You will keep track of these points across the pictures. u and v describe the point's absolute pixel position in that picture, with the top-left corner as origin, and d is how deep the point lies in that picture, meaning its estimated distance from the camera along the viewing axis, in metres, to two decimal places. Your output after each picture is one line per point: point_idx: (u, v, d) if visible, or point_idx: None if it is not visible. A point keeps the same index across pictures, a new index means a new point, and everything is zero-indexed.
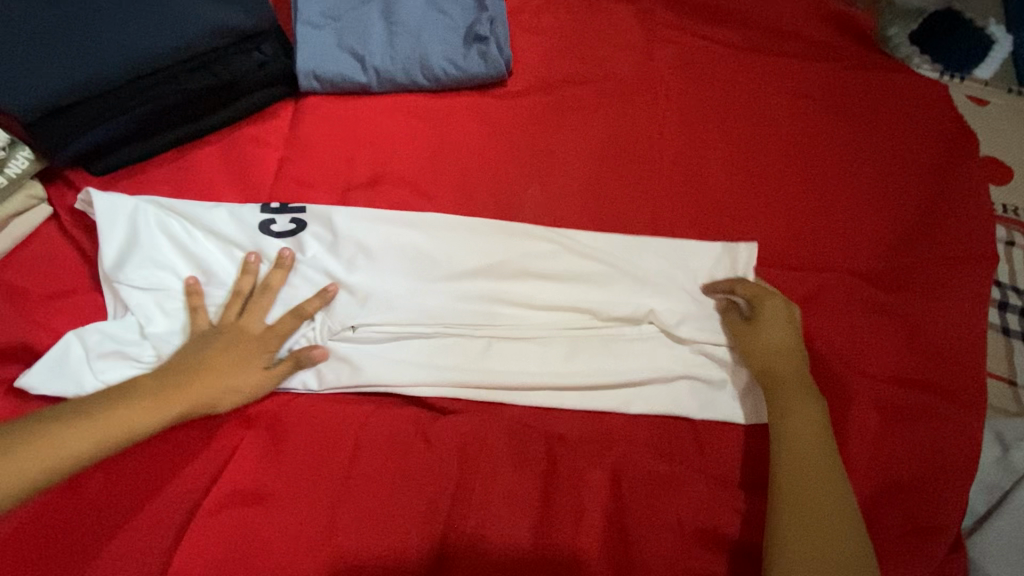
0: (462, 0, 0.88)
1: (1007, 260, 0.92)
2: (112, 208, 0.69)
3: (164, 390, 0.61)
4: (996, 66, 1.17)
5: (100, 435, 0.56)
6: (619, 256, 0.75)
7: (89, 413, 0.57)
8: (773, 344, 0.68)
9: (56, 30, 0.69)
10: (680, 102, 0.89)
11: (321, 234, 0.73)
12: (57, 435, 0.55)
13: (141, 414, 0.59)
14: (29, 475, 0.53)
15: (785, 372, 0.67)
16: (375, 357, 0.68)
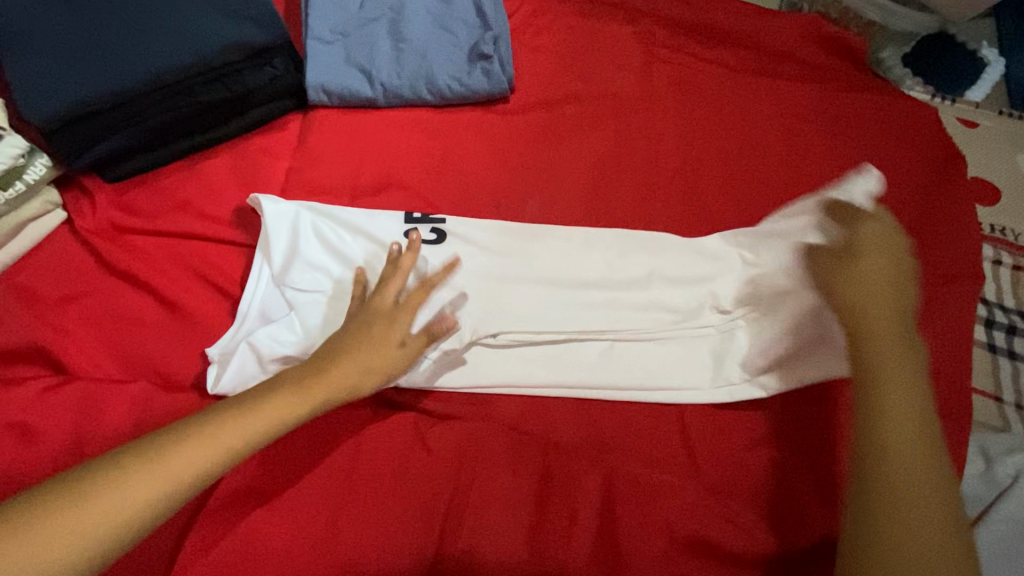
0: (468, 19, 0.91)
1: (994, 278, 0.94)
2: (278, 217, 0.74)
3: (310, 378, 0.59)
4: (987, 89, 1.20)
5: (266, 422, 0.54)
6: (627, 257, 0.79)
7: (242, 409, 0.54)
8: (867, 281, 0.59)
9: (77, 44, 0.71)
10: (680, 120, 0.92)
11: (457, 245, 0.78)
12: (215, 434, 0.52)
13: (295, 402, 0.56)
14: (190, 480, 0.50)
15: (874, 313, 0.57)
16: (454, 370, 0.72)
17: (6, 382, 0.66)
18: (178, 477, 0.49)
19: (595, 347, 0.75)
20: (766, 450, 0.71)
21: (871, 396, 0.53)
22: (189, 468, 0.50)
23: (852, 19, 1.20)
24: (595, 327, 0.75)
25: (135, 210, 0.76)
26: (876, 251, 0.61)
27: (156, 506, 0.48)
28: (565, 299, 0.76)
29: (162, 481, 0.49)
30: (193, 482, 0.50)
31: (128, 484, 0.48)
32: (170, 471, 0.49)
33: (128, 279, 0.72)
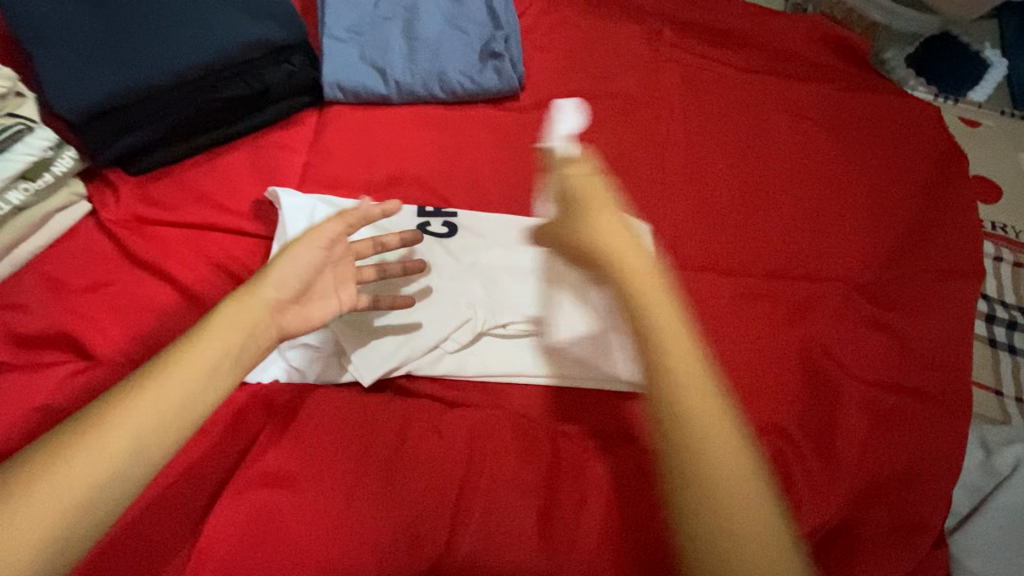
0: (479, 19, 0.93)
1: (995, 275, 0.96)
2: (295, 209, 0.76)
3: (214, 334, 0.53)
4: (989, 89, 1.21)
5: (187, 376, 0.50)
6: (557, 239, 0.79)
7: (148, 385, 0.49)
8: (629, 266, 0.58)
9: (105, 41, 0.74)
10: (684, 118, 0.94)
11: (465, 238, 0.81)
12: (124, 419, 0.47)
13: (204, 364, 0.51)
14: (115, 469, 0.45)
15: (645, 288, 0.56)
16: (461, 358, 0.75)
17: (33, 367, 0.68)
18: (98, 471, 0.45)
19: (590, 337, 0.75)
20: (770, 439, 0.72)
21: (663, 394, 0.50)
22: (106, 459, 0.45)
23: (857, 19, 1.21)
24: (587, 318, 0.75)
25: (157, 202, 0.79)
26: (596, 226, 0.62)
27: (90, 508, 0.44)
28: (562, 291, 0.77)
29: (79, 480, 0.44)
30: (119, 472, 0.45)
31: (41, 494, 0.43)
32: (85, 469, 0.44)
33: (150, 269, 0.75)
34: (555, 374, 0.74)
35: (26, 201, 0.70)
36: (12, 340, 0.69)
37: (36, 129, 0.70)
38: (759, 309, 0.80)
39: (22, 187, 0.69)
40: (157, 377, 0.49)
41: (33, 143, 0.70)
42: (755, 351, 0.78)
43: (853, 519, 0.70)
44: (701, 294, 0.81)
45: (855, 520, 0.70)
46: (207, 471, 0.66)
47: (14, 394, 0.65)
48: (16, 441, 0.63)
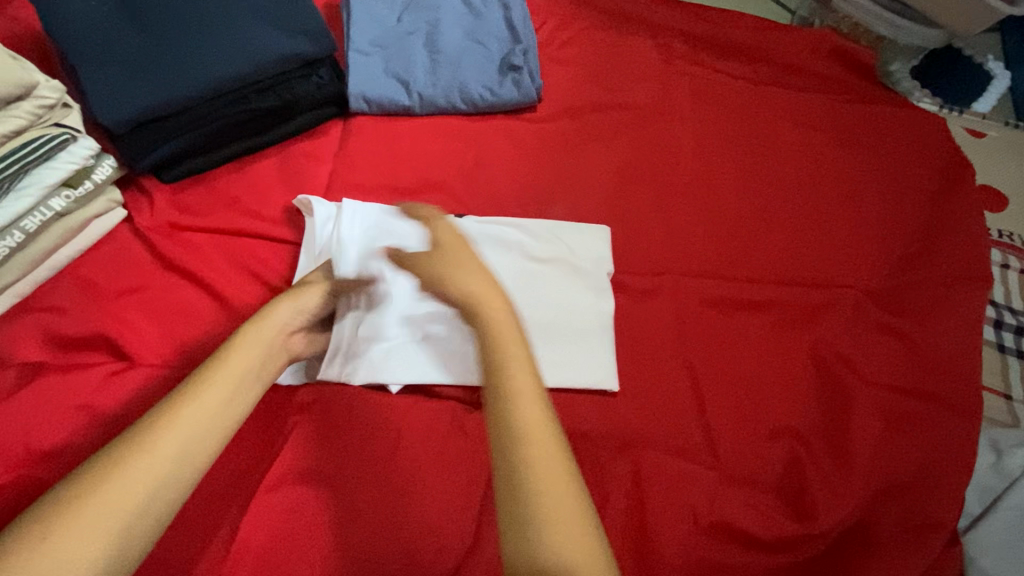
0: (498, 33, 0.97)
1: (1003, 282, 0.98)
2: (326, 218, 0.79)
3: (238, 355, 0.59)
4: (993, 101, 1.24)
5: (221, 391, 0.55)
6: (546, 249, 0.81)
7: (183, 403, 0.52)
8: (478, 305, 0.57)
9: (146, 55, 0.77)
10: (696, 130, 0.96)
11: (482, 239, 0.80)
12: (168, 434, 0.50)
13: (234, 379, 0.57)
14: (164, 480, 0.47)
15: (496, 334, 0.55)
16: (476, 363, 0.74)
17: (72, 366, 0.70)
18: (147, 484, 0.47)
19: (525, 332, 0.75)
20: (784, 441, 0.75)
21: (501, 431, 0.49)
22: (154, 472, 0.47)
23: (862, 33, 1.24)
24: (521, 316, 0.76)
25: (190, 209, 0.81)
26: (462, 272, 0.60)
27: (141, 522, 0.46)
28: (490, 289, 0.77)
29: (131, 496, 0.46)
30: (168, 484, 0.48)
31: (94, 512, 0.44)
32: (135, 484, 0.46)
33: (184, 272, 0.77)
34: (563, 377, 0.74)
35: (68, 207, 0.74)
36: (53, 340, 0.72)
37: (80, 139, 0.73)
38: (772, 314, 0.83)
39: (64, 194, 0.73)
40: (194, 392, 0.53)
41: (76, 151, 0.73)
42: (768, 355, 0.80)
43: (869, 520, 0.72)
44: (715, 299, 0.83)
45: (869, 520, 0.72)
46: (243, 469, 0.68)
47: (57, 392, 0.68)
48: (60, 437, 0.65)
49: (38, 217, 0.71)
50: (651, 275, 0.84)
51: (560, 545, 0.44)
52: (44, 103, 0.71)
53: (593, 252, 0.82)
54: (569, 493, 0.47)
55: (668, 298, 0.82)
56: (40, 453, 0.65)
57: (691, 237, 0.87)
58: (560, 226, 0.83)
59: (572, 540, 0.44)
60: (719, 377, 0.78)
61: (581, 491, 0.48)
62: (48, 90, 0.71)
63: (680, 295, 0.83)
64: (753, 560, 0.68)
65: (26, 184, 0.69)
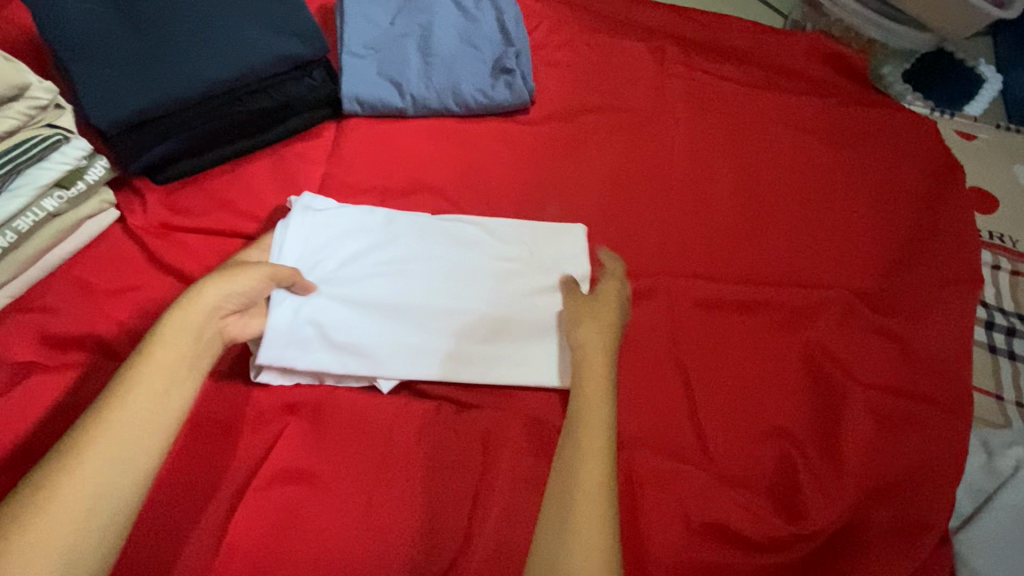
0: (491, 36, 0.97)
1: (993, 283, 0.98)
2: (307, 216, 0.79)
3: (165, 346, 0.56)
4: (984, 104, 1.25)
5: (155, 387, 0.54)
6: (527, 249, 0.82)
7: (113, 411, 0.51)
8: (588, 345, 0.70)
9: (139, 56, 0.77)
10: (688, 132, 0.97)
11: (460, 239, 0.82)
12: (94, 445, 0.49)
13: (158, 379, 0.54)
14: (102, 489, 0.48)
15: (589, 367, 0.68)
16: (461, 361, 0.74)
17: (62, 366, 0.70)
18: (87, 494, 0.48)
19: (472, 331, 0.76)
20: (774, 442, 0.75)
21: (568, 432, 0.63)
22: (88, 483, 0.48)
23: (854, 37, 1.23)
24: (469, 316, 0.77)
25: (182, 209, 0.82)
26: (586, 330, 0.72)
27: (84, 530, 0.47)
28: (437, 289, 0.78)
29: (71, 506, 0.47)
30: (106, 490, 0.48)
31: (51, 522, 0.46)
32: (73, 494, 0.47)
33: (175, 272, 0.77)
34: (549, 375, 0.75)
35: (60, 208, 0.74)
36: (43, 340, 0.72)
37: (73, 140, 0.74)
38: (763, 315, 0.83)
39: (57, 194, 0.73)
40: (118, 396, 0.52)
41: (69, 152, 0.73)
42: (759, 357, 0.80)
43: (861, 520, 0.72)
44: (706, 299, 0.83)
45: (860, 520, 0.72)
46: (229, 470, 0.67)
47: (47, 392, 0.68)
48: (50, 436, 0.66)
49: (31, 217, 0.71)
50: (643, 276, 0.84)
51: (578, 552, 0.53)
52: (37, 103, 0.71)
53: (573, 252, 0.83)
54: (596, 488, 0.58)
55: (659, 298, 0.83)
56: (29, 453, 0.65)
57: (682, 238, 0.88)
58: (540, 225, 0.84)
59: (581, 518, 0.55)
60: (709, 377, 0.78)
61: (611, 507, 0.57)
62: (41, 91, 0.72)
63: (671, 295, 0.83)
64: (744, 561, 0.68)
65: (19, 185, 0.70)
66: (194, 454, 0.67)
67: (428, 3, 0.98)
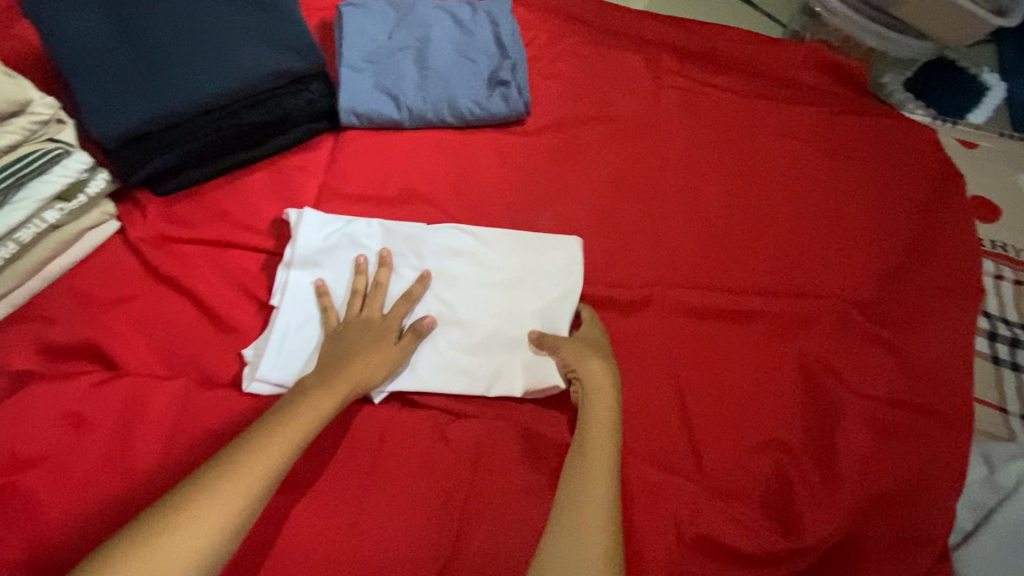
0: (487, 49, 0.98)
1: (996, 293, 0.97)
2: (307, 226, 0.80)
3: (326, 389, 0.65)
4: (987, 112, 1.24)
5: (307, 422, 0.61)
6: (517, 260, 0.82)
7: (268, 433, 0.59)
8: (595, 380, 0.70)
9: (139, 72, 0.79)
10: (683, 142, 0.97)
11: (455, 251, 0.82)
12: (229, 478, 0.55)
13: (313, 414, 0.62)
14: (228, 525, 0.53)
15: (597, 404, 0.68)
16: (449, 375, 0.75)
17: (60, 376, 0.71)
18: (214, 523, 0.52)
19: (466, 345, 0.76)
20: (770, 455, 0.74)
21: (578, 468, 0.63)
22: (215, 513, 0.53)
23: (853, 47, 1.23)
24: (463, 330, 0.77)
25: (181, 221, 0.83)
26: (585, 356, 0.72)
27: (206, 557, 0.51)
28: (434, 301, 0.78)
29: (224, 507, 0.53)
30: (233, 524, 0.53)
31: (197, 519, 0.52)
32: (222, 507, 0.53)
33: (172, 283, 0.79)
34: (532, 384, 0.74)
35: (61, 219, 0.75)
36: (43, 350, 0.73)
37: (73, 153, 0.76)
38: (759, 326, 0.82)
39: (58, 207, 0.75)
40: (277, 422, 0.60)
41: (70, 165, 0.74)
42: (755, 369, 0.79)
43: (858, 535, 0.71)
44: (700, 309, 0.83)
45: (858, 534, 0.71)
46: None
47: (44, 401, 0.69)
48: (46, 445, 0.66)
49: (33, 228, 0.73)
50: (637, 286, 0.84)
51: None
52: (38, 118, 0.74)
53: (560, 261, 0.82)
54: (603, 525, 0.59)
55: (652, 309, 0.83)
56: (26, 463, 0.66)
57: (675, 249, 0.87)
58: (532, 235, 0.83)
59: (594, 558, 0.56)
60: (704, 388, 0.78)
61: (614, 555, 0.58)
62: (42, 106, 0.74)
63: (664, 306, 0.83)
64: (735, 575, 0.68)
65: (21, 197, 0.71)
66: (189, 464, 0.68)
67: (425, 17, 0.99)
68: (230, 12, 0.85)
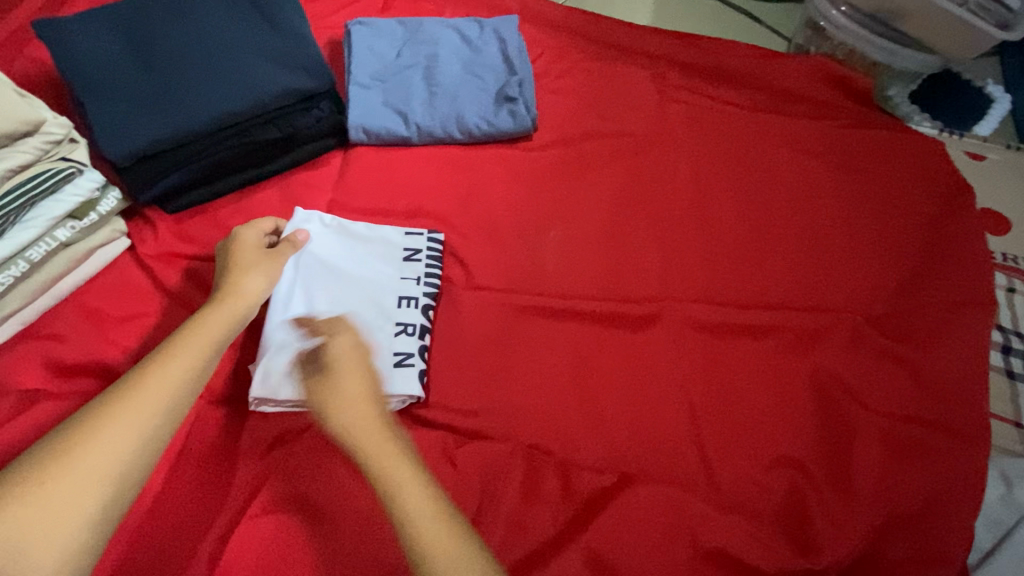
0: (494, 65, 0.99)
1: (1008, 306, 0.96)
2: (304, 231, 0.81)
3: (217, 315, 0.66)
4: (995, 123, 1.23)
5: (203, 345, 0.62)
6: (419, 262, 0.82)
7: (162, 361, 0.59)
8: (359, 415, 0.61)
9: (151, 93, 0.80)
10: (690, 157, 0.97)
11: (406, 259, 0.82)
12: (126, 412, 0.54)
13: (210, 336, 0.63)
14: (138, 445, 0.54)
15: (369, 437, 0.59)
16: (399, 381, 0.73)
17: (69, 394, 0.71)
18: (119, 456, 0.52)
19: (383, 344, 0.75)
20: (784, 472, 0.73)
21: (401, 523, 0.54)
22: (119, 446, 0.53)
23: (858, 60, 1.24)
24: (381, 328, 0.76)
25: (190, 238, 0.84)
26: (343, 389, 0.63)
27: (117, 479, 0.52)
28: (362, 295, 0.79)
29: (129, 432, 0.54)
30: (141, 446, 0.54)
31: (99, 449, 0.52)
32: (125, 433, 0.54)
33: (181, 300, 0.79)
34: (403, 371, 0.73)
35: (73, 237, 0.76)
36: (51, 368, 0.73)
37: (85, 171, 0.76)
38: (769, 341, 0.82)
39: (69, 225, 0.75)
40: (170, 350, 0.60)
41: (82, 184, 0.75)
42: (767, 385, 0.78)
43: (874, 554, 0.70)
44: (709, 324, 0.82)
45: (875, 552, 0.70)
46: (230, 495, 0.68)
47: (56, 419, 0.69)
48: None
49: (43, 247, 0.73)
50: (647, 302, 0.83)
51: None
52: (51, 138, 0.73)
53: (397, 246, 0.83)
54: (450, 529, 0.53)
55: (663, 324, 0.82)
56: None
57: (683, 264, 0.87)
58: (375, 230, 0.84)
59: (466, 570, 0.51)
60: (714, 405, 0.77)
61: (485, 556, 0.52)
62: (55, 126, 0.74)
63: (675, 321, 0.82)
64: None
65: (32, 216, 0.71)
66: (198, 482, 0.69)
67: (432, 35, 1.00)
68: (241, 33, 0.86)
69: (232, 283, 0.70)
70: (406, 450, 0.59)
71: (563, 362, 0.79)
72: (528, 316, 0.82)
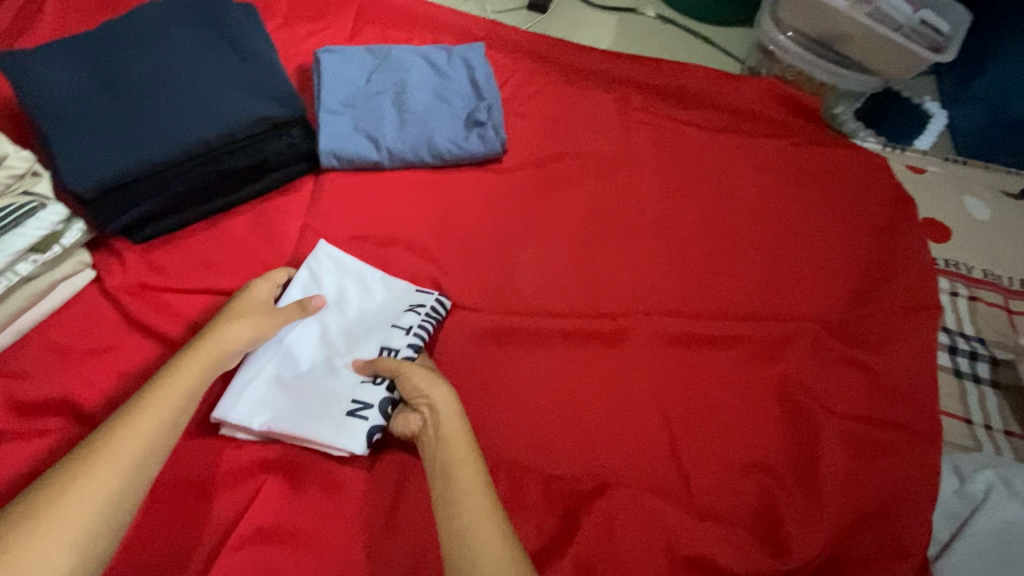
0: (463, 91, 1.01)
1: (953, 309, 1.03)
2: (319, 265, 0.83)
3: (194, 359, 0.66)
4: (932, 138, 1.35)
5: (183, 388, 0.63)
6: (413, 316, 0.79)
7: (142, 406, 0.60)
8: (443, 401, 0.68)
9: (117, 124, 0.79)
10: (653, 176, 1.01)
11: (402, 312, 0.80)
12: (94, 473, 0.54)
13: (189, 380, 0.64)
14: (119, 489, 0.54)
15: (450, 418, 0.66)
16: (349, 431, 0.70)
17: (34, 432, 0.69)
18: (100, 501, 0.53)
19: (346, 389, 0.73)
20: (757, 476, 0.76)
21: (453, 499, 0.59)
22: (100, 491, 0.53)
23: (806, 80, 1.30)
24: (347, 377, 0.74)
25: (160, 267, 0.83)
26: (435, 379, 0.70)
27: (97, 523, 0.52)
28: (343, 346, 0.77)
29: (110, 477, 0.54)
30: (121, 490, 0.54)
31: (80, 495, 0.52)
32: (105, 477, 0.54)
33: (151, 331, 0.78)
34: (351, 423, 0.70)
35: (35, 271, 0.74)
36: (12, 406, 0.71)
37: (48, 205, 0.74)
38: (736, 350, 0.85)
39: (31, 259, 0.72)
40: (150, 393, 0.61)
41: (45, 218, 0.73)
42: (735, 394, 0.81)
43: (842, 552, 0.73)
44: (679, 336, 0.85)
45: (842, 550, 0.73)
46: (205, 530, 0.67)
47: (23, 460, 0.67)
48: None
49: (4, 282, 0.70)
50: (618, 317, 0.86)
51: None
52: (13, 172, 0.73)
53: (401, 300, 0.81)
54: (491, 514, 0.58)
55: (635, 338, 0.85)
56: None
57: (651, 279, 0.90)
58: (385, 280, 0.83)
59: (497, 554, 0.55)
60: (687, 415, 0.80)
61: (513, 543, 0.57)
62: (18, 160, 0.73)
63: (645, 335, 0.85)
64: None
65: None
66: (171, 516, 0.67)
67: (402, 61, 1.02)
68: (210, 63, 0.86)
69: (218, 329, 0.70)
70: (478, 456, 0.64)
71: (539, 379, 0.80)
72: (504, 335, 0.83)
